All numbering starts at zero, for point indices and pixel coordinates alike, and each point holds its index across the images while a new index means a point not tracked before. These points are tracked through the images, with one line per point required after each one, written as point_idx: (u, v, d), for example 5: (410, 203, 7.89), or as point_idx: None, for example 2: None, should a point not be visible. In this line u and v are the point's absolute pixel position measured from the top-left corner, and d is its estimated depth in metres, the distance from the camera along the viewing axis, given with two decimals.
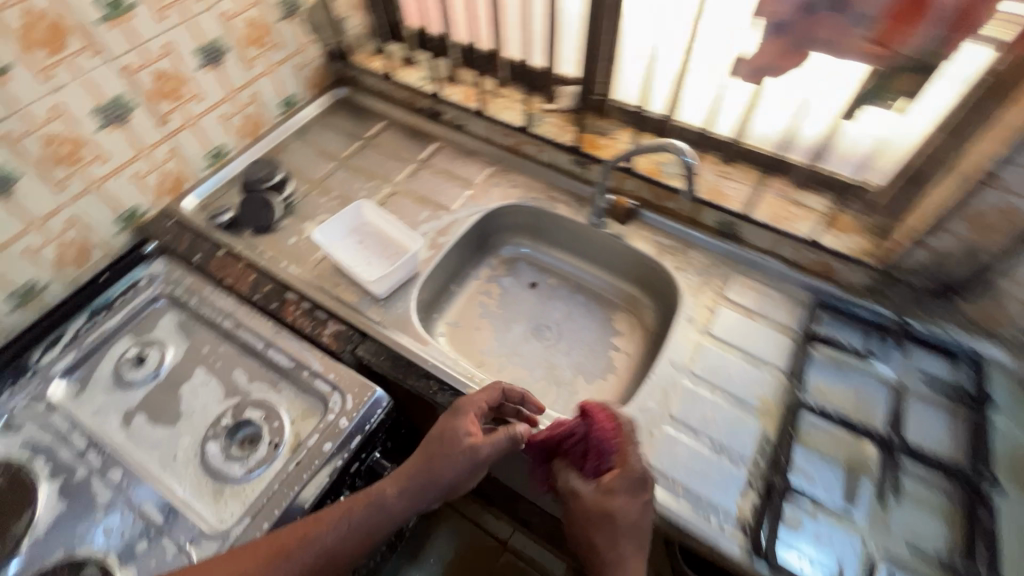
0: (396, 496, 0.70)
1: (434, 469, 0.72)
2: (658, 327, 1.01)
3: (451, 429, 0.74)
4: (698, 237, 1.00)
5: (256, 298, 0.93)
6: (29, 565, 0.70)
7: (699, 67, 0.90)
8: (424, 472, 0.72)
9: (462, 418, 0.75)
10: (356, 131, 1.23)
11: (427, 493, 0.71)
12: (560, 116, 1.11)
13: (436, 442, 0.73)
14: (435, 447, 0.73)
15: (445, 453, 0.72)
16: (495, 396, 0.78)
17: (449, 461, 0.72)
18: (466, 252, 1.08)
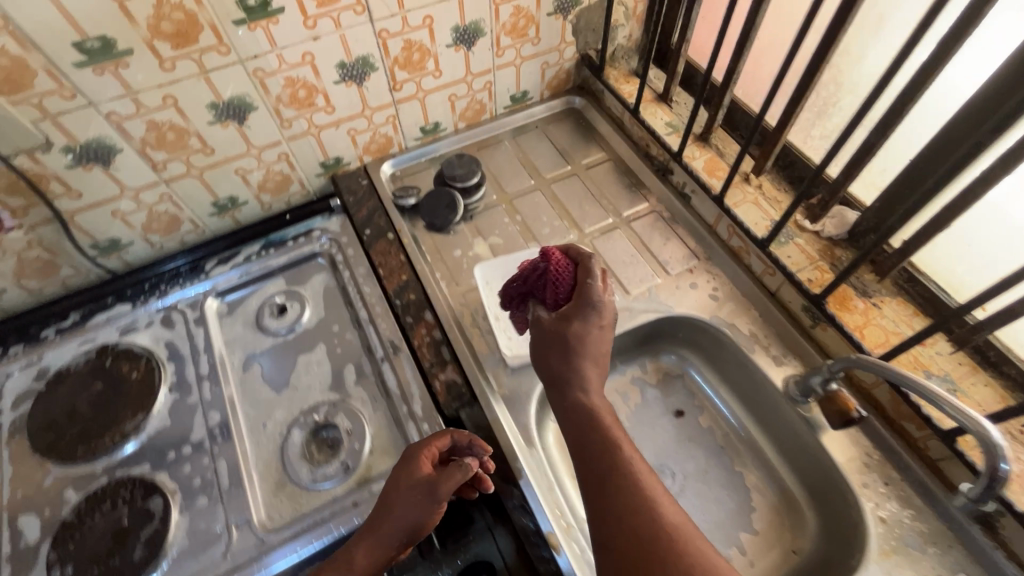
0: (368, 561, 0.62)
1: (399, 520, 0.63)
2: (809, 561, 0.76)
3: (403, 476, 0.66)
4: (929, 491, 0.71)
5: (397, 302, 0.89)
6: (124, 462, 0.78)
7: None
8: (389, 527, 0.63)
9: (411, 458, 0.67)
10: (571, 153, 1.10)
11: (401, 541, 0.64)
12: (815, 243, 0.85)
13: (390, 490, 0.66)
14: (391, 491, 0.66)
15: (401, 496, 0.65)
16: (446, 438, 0.70)
17: (408, 510, 0.64)
18: (623, 343, 0.92)
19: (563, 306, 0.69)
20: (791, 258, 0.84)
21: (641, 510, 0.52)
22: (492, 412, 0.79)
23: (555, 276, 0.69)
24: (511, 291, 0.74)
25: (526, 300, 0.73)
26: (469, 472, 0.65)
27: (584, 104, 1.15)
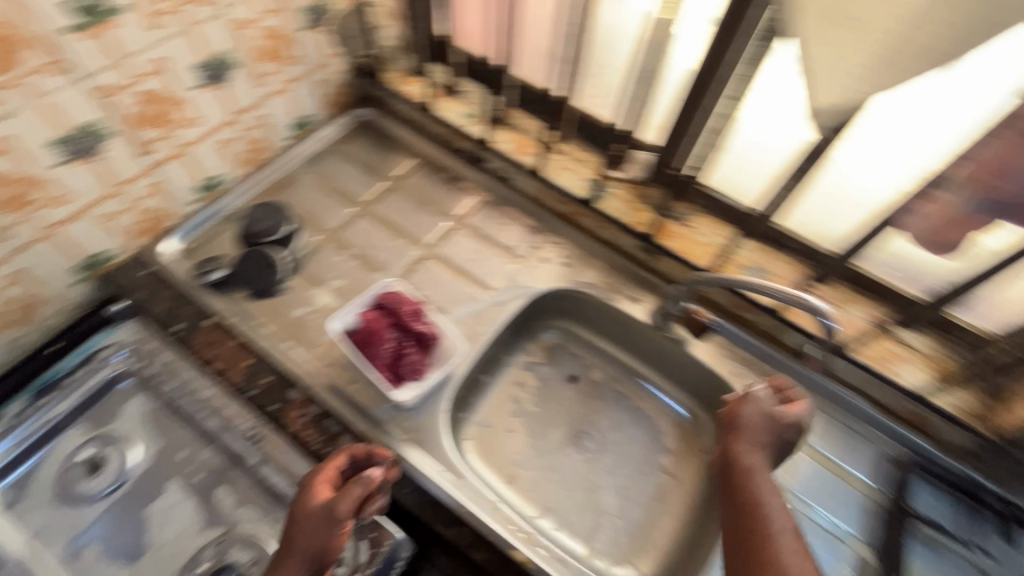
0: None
1: (303, 552, 0.57)
2: (717, 455, 0.88)
3: (298, 507, 0.60)
4: (778, 360, 0.85)
5: (251, 393, 0.75)
6: None
7: (830, 178, 0.75)
8: (292, 562, 0.57)
9: (306, 491, 0.61)
10: (380, 167, 1.03)
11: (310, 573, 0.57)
12: (629, 189, 0.95)
13: (292, 530, 0.60)
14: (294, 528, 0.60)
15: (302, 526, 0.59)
16: (341, 457, 0.65)
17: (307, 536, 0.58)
18: (504, 337, 0.92)
19: (420, 329, 0.77)
20: (615, 209, 0.94)
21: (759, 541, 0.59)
22: (408, 462, 0.72)
23: (402, 305, 0.78)
24: (366, 342, 0.75)
25: (382, 347, 0.75)
26: (369, 483, 0.60)
27: (374, 113, 1.08)
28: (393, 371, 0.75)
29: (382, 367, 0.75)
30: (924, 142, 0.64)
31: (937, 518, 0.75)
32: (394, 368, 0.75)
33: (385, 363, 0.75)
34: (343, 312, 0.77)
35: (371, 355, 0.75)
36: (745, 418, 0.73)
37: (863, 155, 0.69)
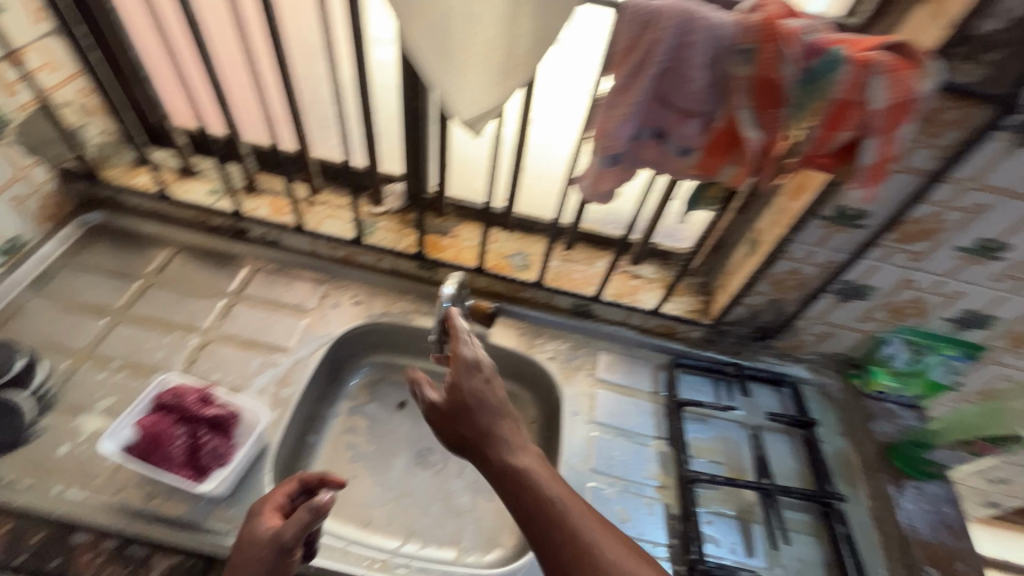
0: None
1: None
2: (542, 420, 0.99)
3: (245, 537, 0.62)
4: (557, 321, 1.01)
5: (20, 561, 0.65)
6: None
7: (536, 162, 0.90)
8: None
9: (256, 516, 0.63)
10: (129, 268, 0.96)
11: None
12: (393, 219, 1.02)
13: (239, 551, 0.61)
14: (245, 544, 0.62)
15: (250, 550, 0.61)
16: (293, 483, 0.66)
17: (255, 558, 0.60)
18: (317, 391, 0.92)
19: (208, 408, 0.74)
20: (386, 239, 1.00)
21: (558, 522, 0.57)
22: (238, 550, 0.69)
23: (182, 397, 0.74)
24: (150, 447, 0.70)
25: (171, 446, 0.70)
26: (319, 508, 0.59)
27: (106, 215, 1.00)
28: (193, 464, 0.71)
29: (178, 466, 0.70)
30: (575, 110, 0.82)
31: (698, 396, 0.95)
32: (193, 462, 0.71)
33: (181, 461, 0.71)
34: (114, 429, 0.70)
35: (159, 461, 0.70)
36: (490, 410, 0.65)
37: (545, 134, 0.85)
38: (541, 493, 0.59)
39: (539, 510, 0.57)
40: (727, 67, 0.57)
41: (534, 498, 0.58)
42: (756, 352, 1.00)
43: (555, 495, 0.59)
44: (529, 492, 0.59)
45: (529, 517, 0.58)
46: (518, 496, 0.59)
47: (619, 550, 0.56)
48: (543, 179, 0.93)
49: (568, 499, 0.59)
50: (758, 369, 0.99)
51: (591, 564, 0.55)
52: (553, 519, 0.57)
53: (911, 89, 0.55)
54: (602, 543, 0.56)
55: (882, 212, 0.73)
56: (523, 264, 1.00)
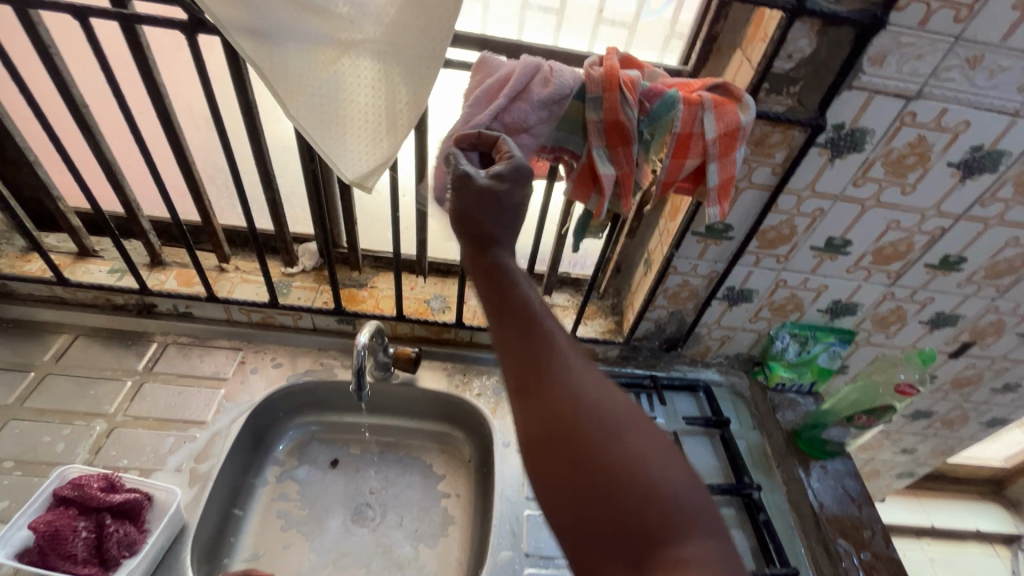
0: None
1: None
2: (477, 457, 1.00)
3: None
4: (481, 357, 1.04)
5: None
6: None
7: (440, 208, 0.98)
8: None
9: None
10: (23, 358, 0.91)
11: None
12: (308, 277, 1.03)
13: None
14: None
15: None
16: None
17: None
18: (240, 461, 0.89)
19: (117, 495, 0.70)
20: (302, 297, 1.00)
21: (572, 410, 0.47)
22: None
23: (84, 490, 0.69)
24: (51, 545, 0.65)
25: (74, 540, 0.66)
26: None
27: None
28: (101, 559, 0.67)
29: (83, 561, 0.66)
30: None
31: None
32: (99, 556, 0.67)
33: (86, 555, 0.66)
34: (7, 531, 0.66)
35: (62, 558, 0.65)
36: (512, 285, 0.57)
37: None
38: (574, 372, 0.50)
39: (557, 390, 0.48)
40: (582, 113, 0.65)
41: (556, 361, 0.50)
42: (670, 362, 1.07)
43: (572, 364, 0.51)
44: (551, 358, 0.51)
45: (547, 398, 0.48)
46: (529, 356, 0.51)
47: (622, 419, 0.48)
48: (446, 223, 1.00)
49: (581, 370, 0.50)
50: (673, 377, 1.06)
51: (591, 432, 0.46)
52: (558, 376, 0.49)
53: (735, 121, 0.64)
54: (616, 415, 0.48)
55: (743, 224, 0.83)
56: (442, 306, 1.03)
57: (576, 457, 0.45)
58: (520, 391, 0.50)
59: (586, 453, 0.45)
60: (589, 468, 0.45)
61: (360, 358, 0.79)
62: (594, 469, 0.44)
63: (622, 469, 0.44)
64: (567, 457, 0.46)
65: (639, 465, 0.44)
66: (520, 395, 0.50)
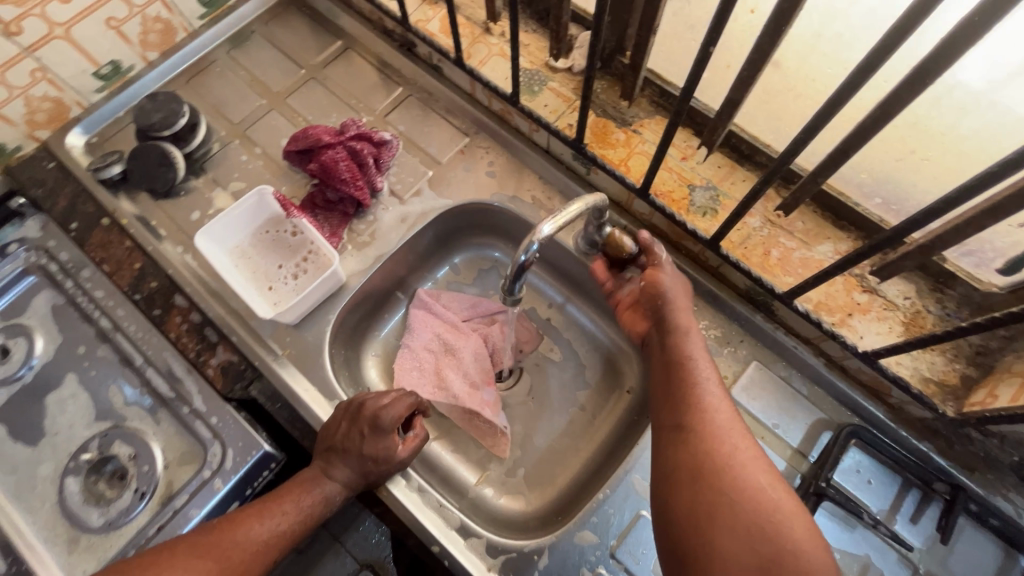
0: (258, 536, 0.59)
1: (326, 441, 0.66)
2: (637, 397, 0.79)
3: (304, 146, 0.78)
4: (715, 297, 0.73)
5: (138, 297, 0.75)
6: None
7: (809, 73, 0.58)
8: (347, 458, 0.64)
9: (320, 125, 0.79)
10: (303, 51, 0.92)
11: (251, 553, 0.58)
12: (569, 82, 0.78)
13: (347, 401, 0.68)
14: (328, 455, 0.64)
15: (348, 468, 0.64)
16: (340, 136, 0.78)
17: (345, 468, 0.64)
18: (418, 252, 0.84)
19: (359, 141, 0.78)
20: (549, 107, 0.77)
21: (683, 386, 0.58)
22: (281, 378, 0.71)
23: (303, 133, 0.79)
24: (315, 170, 0.78)
25: (322, 169, 0.77)
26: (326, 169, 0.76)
27: None
28: (327, 174, 0.77)
29: (321, 189, 0.78)
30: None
31: (860, 492, 0.64)
32: (332, 161, 0.77)
33: (322, 171, 0.77)
34: (235, 219, 0.74)
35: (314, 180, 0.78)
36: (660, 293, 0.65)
37: (850, 21, 0.51)
38: (715, 412, 0.56)
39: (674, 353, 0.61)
40: None
41: (707, 417, 0.55)
42: (1006, 483, 0.62)
43: (708, 385, 0.58)
44: (700, 397, 0.57)
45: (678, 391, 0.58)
46: (669, 368, 0.61)
47: (757, 456, 0.53)
48: (806, 81, 0.59)
49: (727, 411, 0.56)
50: (992, 506, 0.61)
51: (754, 500, 0.50)
52: (672, 368, 0.60)
53: None
54: (719, 407, 0.56)
55: None
56: (706, 205, 0.70)
57: (707, 534, 0.49)
58: (666, 432, 0.57)
59: (712, 492, 0.51)
60: (753, 540, 0.48)
61: (527, 259, 0.55)
62: (756, 519, 0.49)
63: (794, 562, 0.47)
64: (730, 542, 0.48)
65: (802, 552, 0.47)
66: (677, 431, 0.56)
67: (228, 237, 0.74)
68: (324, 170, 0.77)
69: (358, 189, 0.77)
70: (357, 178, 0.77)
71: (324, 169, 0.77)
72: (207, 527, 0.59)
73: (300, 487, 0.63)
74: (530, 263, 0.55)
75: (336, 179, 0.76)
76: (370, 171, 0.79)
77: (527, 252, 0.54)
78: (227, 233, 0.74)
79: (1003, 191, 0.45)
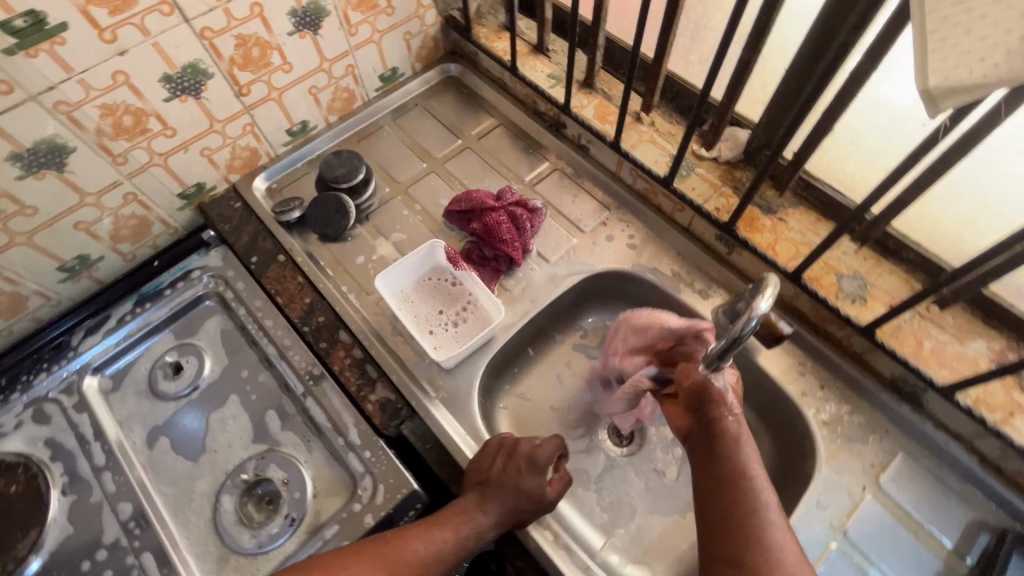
0: (417, 561, 0.59)
1: (478, 476, 0.68)
2: (768, 476, 0.78)
3: (467, 205, 0.86)
4: (859, 384, 0.74)
5: (306, 329, 0.81)
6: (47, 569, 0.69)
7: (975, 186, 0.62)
8: (502, 495, 0.65)
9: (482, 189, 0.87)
10: (458, 124, 1.03)
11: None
12: (715, 170, 0.85)
13: (498, 438, 0.70)
14: (481, 490, 0.65)
15: (500, 507, 0.64)
16: (500, 199, 0.86)
17: (500, 502, 0.64)
18: (554, 312, 0.88)
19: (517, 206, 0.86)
20: (696, 190, 0.83)
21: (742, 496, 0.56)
22: (434, 419, 0.74)
23: (466, 194, 0.87)
24: (477, 228, 0.85)
25: (484, 228, 0.84)
26: (488, 228, 0.84)
27: (461, 70, 1.08)
28: (488, 233, 0.84)
29: (479, 246, 0.85)
30: None
31: None
32: (494, 222, 0.84)
33: (483, 229, 0.84)
34: (405, 265, 0.81)
35: (475, 237, 0.86)
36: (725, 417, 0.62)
37: None
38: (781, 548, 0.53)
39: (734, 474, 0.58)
40: None
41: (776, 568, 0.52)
42: None
43: (769, 514, 0.56)
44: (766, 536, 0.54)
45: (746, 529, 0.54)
46: (726, 492, 0.57)
47: None
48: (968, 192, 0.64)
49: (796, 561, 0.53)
50: None
51: None
52: (727, 501, 0.57)
53: None
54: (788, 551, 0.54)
55: None
56: (854, 293, 0.73)
57: None
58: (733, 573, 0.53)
59: None
60: None
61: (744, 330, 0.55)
62: None
63: None
64: None
65: None
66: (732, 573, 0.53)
67: (398, 280, 0.81)
68: (485, 229, 0.84)
69: (514, 251, 0.84)
70: (514, 239, 0.84)
71: (484, 228, 0.84)
72: (375, 539, 0.60)
73: (454, 515, 0.64)
74: (751, 334, 0.55)
75: (497, 238, 0.83)
76: (524, 236, 0.85)
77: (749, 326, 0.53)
78: (397, 277, 0.81)
79: None
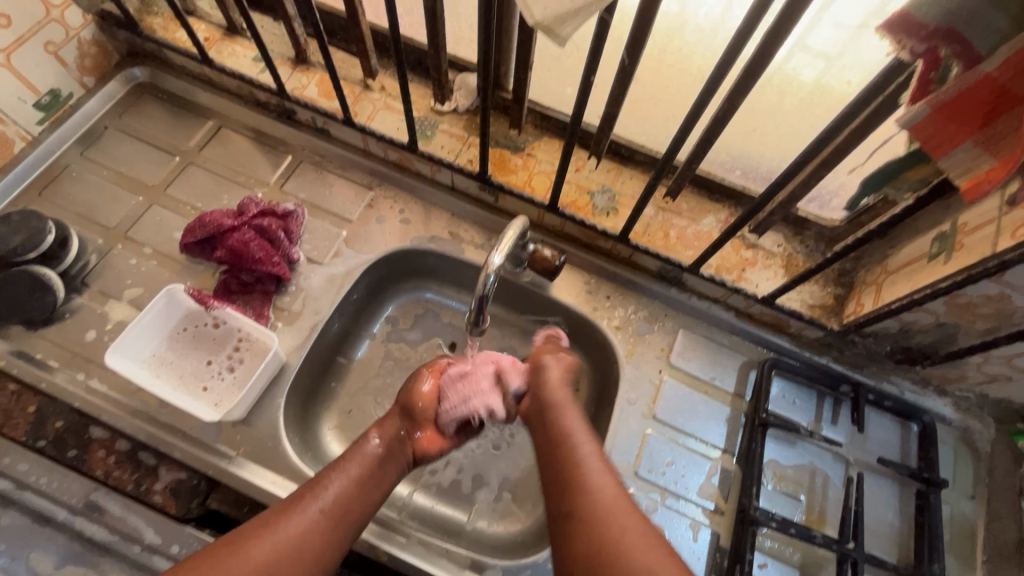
0: (260, 561, 0.52)
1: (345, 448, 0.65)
2: (590, 389, 0.84)
3: (206, 231, 0.75)
4: (637, 283, 0.82)
5: (43, 444, 0.66)
6: None
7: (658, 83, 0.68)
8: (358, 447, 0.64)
9: (216, 210, 0.76)
10: (170, 138, 0.87)
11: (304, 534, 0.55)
12: (458, 122, 0.83)
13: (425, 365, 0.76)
14: (329, 472, 0.60)
15: (354, 459, 0.63)
16: (241, 214, 0.76)
17: (361, 448, 0.64)
18: (350, 313, 0.82)
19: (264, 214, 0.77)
20: (446, 147, 0.81)
21: (558, 447, 0.62)
22: (241, 479, 0.66)
23: (200, 218, 0.76)
24: (224, 253, 0.74)
25: (233, 251, 0.74)
26: (237, 251, 0.74)
27: (152, 73, 0.90)
28: (238, 255, 0.74)
29: (235, 273, 0.75)
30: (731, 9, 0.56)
31: (791, 412, 0.76)
32: (242, 241, 0.74)
33: (232, 254, 0.74)
34: (147, 325, 0.69)
35: (228, 264, 0.75)
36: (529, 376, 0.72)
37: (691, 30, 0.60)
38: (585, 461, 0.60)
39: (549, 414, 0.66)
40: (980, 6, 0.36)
41: (585, 470, 0.59)
42: (887, 372, 0.77)
43: (580, 440, 0.62)
44: (573, 451, 0.61)
45: (558, 453, 0.61)
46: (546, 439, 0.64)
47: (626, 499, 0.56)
48: (661, 87, 0.69)
49: (599, 467, 0.59)
50: (884, 392, 0.76)
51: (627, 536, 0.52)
52: (548, 437, 0.64)
53: None
54: (590, 459, 0.60)
55: None
56: (606, 205, 0.79)
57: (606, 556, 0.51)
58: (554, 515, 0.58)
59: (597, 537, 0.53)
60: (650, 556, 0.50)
61: (485, 290, 0.60)
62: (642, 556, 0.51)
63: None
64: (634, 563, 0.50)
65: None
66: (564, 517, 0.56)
67: (148, 344, 0.69)
68: (234, 253, 0.74)
69: (277, 266, 0.75)
70: (272, 252, 0.75)
71: (233, 251, 0.74)
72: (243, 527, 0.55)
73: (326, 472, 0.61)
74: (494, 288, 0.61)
75: (251, 258, 0.74)
76: (284, 244, 0.77)
77: (485, 284, 0.59)
78: (143, 342, 0.69)
79: (828, 149, 0.57)
